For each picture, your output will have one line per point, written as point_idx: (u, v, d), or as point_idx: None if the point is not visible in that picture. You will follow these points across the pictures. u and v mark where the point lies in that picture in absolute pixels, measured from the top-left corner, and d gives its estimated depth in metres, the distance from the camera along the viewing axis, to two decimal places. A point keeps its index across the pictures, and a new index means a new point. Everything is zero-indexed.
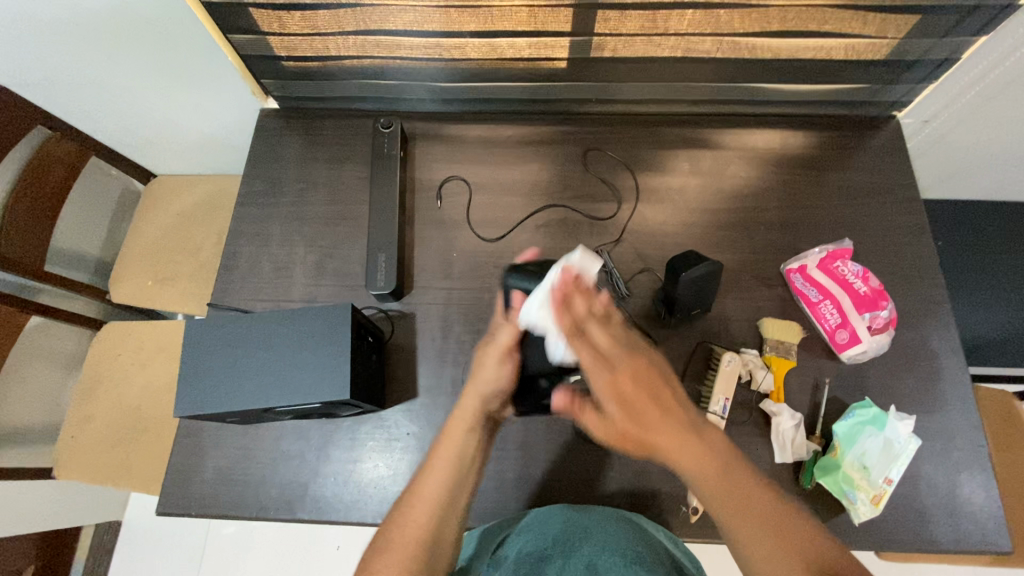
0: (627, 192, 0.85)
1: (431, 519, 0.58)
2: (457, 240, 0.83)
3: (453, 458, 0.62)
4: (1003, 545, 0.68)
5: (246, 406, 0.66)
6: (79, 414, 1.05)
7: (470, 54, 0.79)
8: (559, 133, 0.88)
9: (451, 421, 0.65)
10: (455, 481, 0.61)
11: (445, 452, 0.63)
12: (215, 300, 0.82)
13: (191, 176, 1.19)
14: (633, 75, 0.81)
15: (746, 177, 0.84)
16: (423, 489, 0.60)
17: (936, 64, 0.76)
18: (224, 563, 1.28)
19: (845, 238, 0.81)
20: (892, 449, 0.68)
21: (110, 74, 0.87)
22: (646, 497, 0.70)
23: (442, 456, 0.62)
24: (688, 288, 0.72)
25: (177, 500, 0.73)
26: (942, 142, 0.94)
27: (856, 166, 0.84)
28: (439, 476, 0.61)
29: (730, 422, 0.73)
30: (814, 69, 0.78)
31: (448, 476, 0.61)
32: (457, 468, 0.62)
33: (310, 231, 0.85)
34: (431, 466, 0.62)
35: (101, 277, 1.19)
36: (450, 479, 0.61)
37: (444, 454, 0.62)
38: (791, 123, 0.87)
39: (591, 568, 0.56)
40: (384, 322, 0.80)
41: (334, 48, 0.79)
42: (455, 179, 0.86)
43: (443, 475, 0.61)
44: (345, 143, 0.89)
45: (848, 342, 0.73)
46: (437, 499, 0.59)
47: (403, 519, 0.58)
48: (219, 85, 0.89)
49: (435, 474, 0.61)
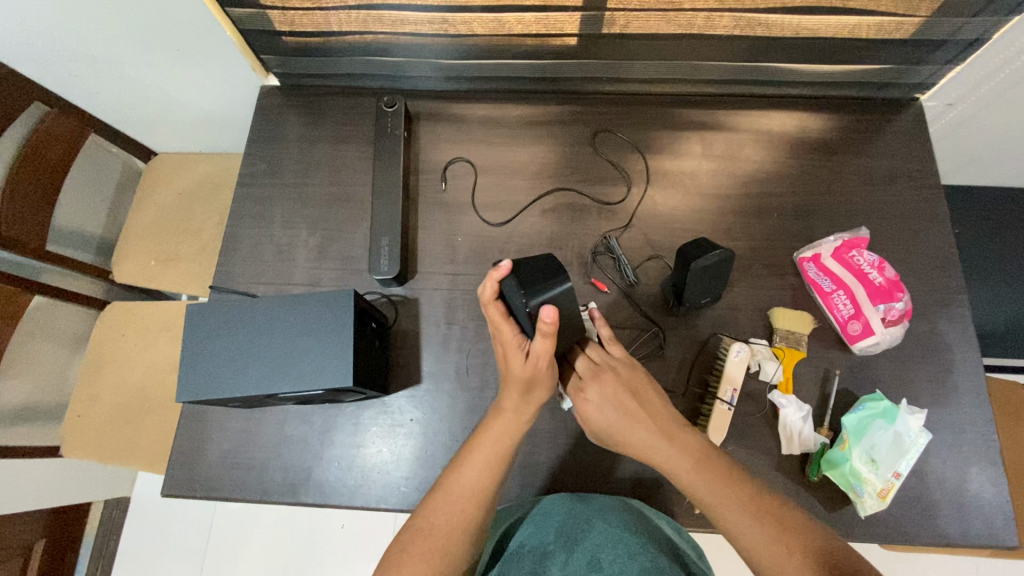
0: (637, 175, 0.82)
1: (476, 508, 0.59)
2: (462, 224, 0.81)
3: (497, 450, 0.62)
4: (1011, 540, 0.67)
5: (248, 391, 0.66)
6: (85, 393, 1.05)
7: (475, 29, 0.76)
8: (568, 113, 0.85)
9: (496, 413, 0.64)
10: (493, 473, 0.61)
11: (484, 445, 0.62)
12: (217, 283, 0.81)
13: (192, 154, 1.17)
14: (645, 54, 0.78)
15: (760, 162, 0.82)
16: (460, 481, 0.60)
17: (966, 44, 0.72)
18: (229, 539, 1.31)
19: (862, 226, 0.78)
20: (902, 444, 0.66)
21: (106, 51, 0.85)
22: (649, 486, 0.70)
23: (482, 449, 0.62)
24: (697, 277, 0.70)
25: (180, 482, 0.73)
26: (965, 125, 0.91)
27: (875, 150, 0.81)
28: (479, 468, 0.61)
29: (737, 413, 0.72)
30: (835, 47, 0.75)
31: (487, 468, 0.61)
32: (499, 462, 0.62)
33: (313, 213, 0.83)
34: (469, 459, 0.62)
35: (103, 256, 1.18)
36: (490, 470, 0.61)
37: (488, 443, 0.62)
38: (808, 105, 0.83)
39: (594, 563, 0.56)
40: (387, 307, 0.78)
41: (334, 23, 0.76)
42: (460, 161, 0.84)
43: (483, 467, 0.61)
44: (348, 121, 0.87)
45: (861, 333, 0.72)
46: (476, 489, 0.60)
47: (439, 510, 0.59)
48: (217, 63, 0.86)
49: (477, 462, 0.61)
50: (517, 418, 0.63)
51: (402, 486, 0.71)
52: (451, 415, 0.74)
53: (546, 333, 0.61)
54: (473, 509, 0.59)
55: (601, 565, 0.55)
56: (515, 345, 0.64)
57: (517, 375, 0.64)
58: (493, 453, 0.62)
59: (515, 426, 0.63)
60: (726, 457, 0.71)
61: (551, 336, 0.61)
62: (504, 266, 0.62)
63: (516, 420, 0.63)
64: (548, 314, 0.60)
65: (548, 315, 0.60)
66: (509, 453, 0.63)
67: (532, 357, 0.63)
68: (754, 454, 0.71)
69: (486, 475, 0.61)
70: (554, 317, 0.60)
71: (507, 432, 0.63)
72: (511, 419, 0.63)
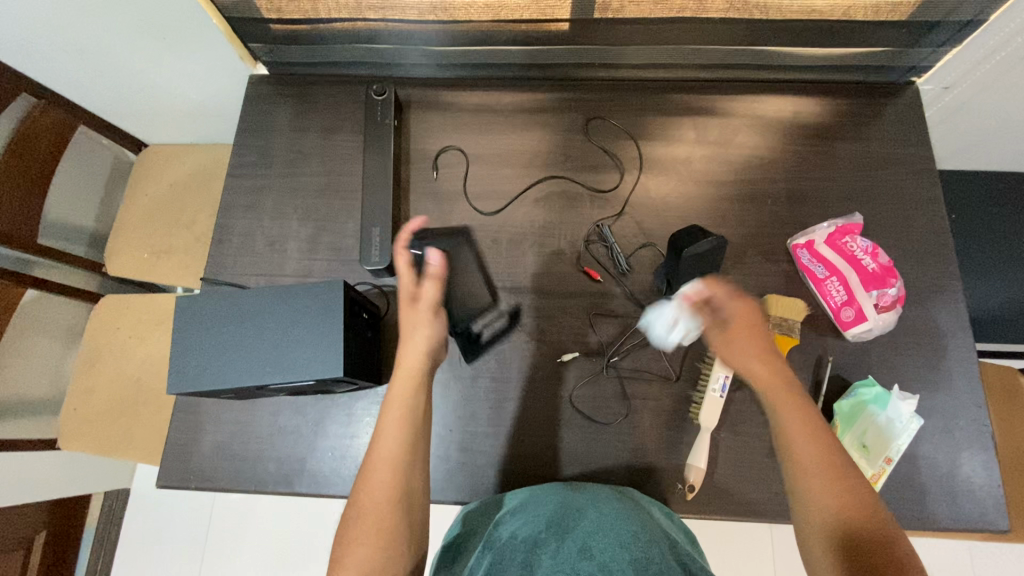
0: (630, 161, 0.81)
1: (395, 474, 0.61)
2: (454, 214, 0.81)
3: (403, 414, 0.65)
4: (1000, 524, 0.67)
5: (240, 383, 0.66)
6: (81, 386, 1.05)
7: (466, 15, 0.75)
8: (562, 99, 0.84)
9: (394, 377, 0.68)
10: (405, 439, 0.64)
11: (391, 414, 0.65)
12: (209, 275, 0.81)
13: (182, 146, 1.16)
14: (638, 38, 0.77)
15: (755, 148, 0.81)
16: (376, 453, 0.63)
17: (961, 25, 0.71)
18: (229, 529, 1.32)
19: (856, 212, 0.78)
20: (893, 428, 0.67)
21: (92, 42, 0.84)
22: (640, 473, 0.71)
23: (390, 415, 0.65)
24: (691, 263, 0.70)
25: (176, 473, 0.73)
26: (962, 109, 0.90)
27: (869, 135, 0.80)
28: (390, 435, 0.63)
29: (729, 401, 0.72)
30: (828, 30, 0.74)
31: (397, 433, 0.64)
32: (407, 428, 0.64)
33: (304, 204, 0.83)
34: (381, 431, 0.64)
35: (96, 249, 1.17)
36: (401, 433, 0.64)
37: (392, 409, 0.65)
38: (804, 89, 0.82)
39: (585, 550, 0.55)
40: (379, 298, 0.78)
41: (323, 9, 0.75)
42: (452, 149, 0.83)
43: (393, 433, 0.64)
44: (339, 109, 0.86)
45: (854, 320, 0.72)
46: (392, 458, 0.62)
47: (364, 488, 0.61)
48: (205, 53, 0.85)
49: (388, 430, 0.64)
50: (411, 377, 0.68)
51: None
52: (443, 405, 0.74)
53: (433, 275, 0.72)
54: (393, 477, 0.61)
55: (591, 552, 0.54)
56: (408, 302, 0.72)
57: (407, 318, 0.71)
58: (400, 420, 0.65)
59: (410, 381, 0.67)
60: (719, 444, 0.71)
61: (437, 279, 0.72)
62: (416, 220, 0.74)
63: (415, 378, 0.68)
64: (433, 255, 0.72)
65: (433, 257, 0.72)
66: (416, 416, 0.65)
67: (417, 299, 0.72)
68: (747, 441, 0.71)
69: (398, 441, 0.63)
70: (439, 261, 0.72)
71: (407, 394, 0.66)
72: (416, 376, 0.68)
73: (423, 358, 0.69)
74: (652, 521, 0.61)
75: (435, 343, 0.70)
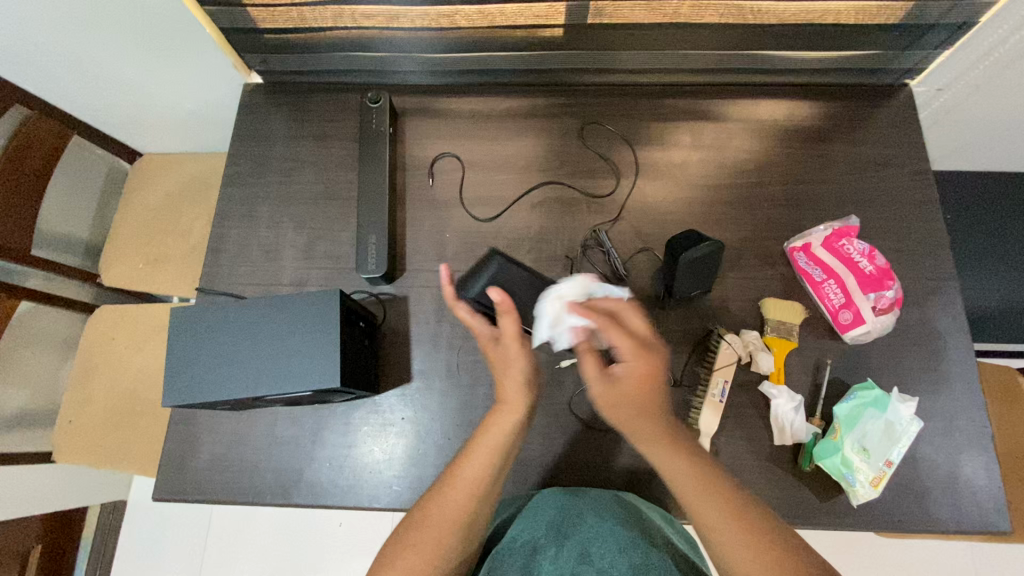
0: (626, 166, 0.81)
1: (469, 501, 0.59)
2: (450, 220, 0.80)
3: (496, 444, 0.61)
4: (1002, 526, 0.67)
5: (234, 395, 0.65)
6: (77, 396, 1.05)
7: (461, 21, 0.75)
8: (557, 106, 0.84)
9: (501, 405, 0.63)
10: (494, 471, 0.60)
11: (488, 438, 0.61)
12: (204, 285, 0.81)
13: (178, 154, 1.15)
14: (632, 43, 0.77)
15: (749, 151, 0.81)
16: (460, 472, 0.60)
17: (954, 28, 0.71)
18: (227, 539, 1.31)
19: (852, 215, 0.78)
20: (894, 432, 0.67)
21: (83, 53, 0.83)
22: (642, 478, 0.70)
23: (484, 442, 0.61)
24: (687, 269, 0.69)
25: (172, 485, 0.73)
26: (957, 110, 0.90)
27: (865, 137, 0.80)
28: (478, 463, 0.60)
29: (730, 406, 0.72)
30: (821, 35, 0.74)
31: (485, 459, 0.60)
32: (496, 461, 0.61)
33: (300, 212, 0.82)
34: (472, 453, 0.61)
35: (90, 259, 1.17)
36: (490, 464, 0.60)
37: (489, 436, 0.62)
38: (799, 92, 0.83)
39: (584, 556, 0.57)
40: (375, 306, 0.78)
41: (314, 18, 0.75)
42: (448, 156, 0.83)
43: (481, 462, 0.60)
44: (333, 118, 0.86)
45: (852, 322, 0.71)
46: (474, 481, 0.59)
47: (436, 500, 0.59)
48: (197, 62, 0.84)
49: (479, 455, 0.61)
50: (516, 408, 0.62)
51: (394, 484, 0.71)
52: (442, 412, 0.73)
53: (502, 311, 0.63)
54: (467, 500, 0.59)
55: (590, 559, 0.56)
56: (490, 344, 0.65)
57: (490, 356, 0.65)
58: (490, 448, 0.61)
59: (511, 413, 0.62)
60: (720, 449, 0.71)
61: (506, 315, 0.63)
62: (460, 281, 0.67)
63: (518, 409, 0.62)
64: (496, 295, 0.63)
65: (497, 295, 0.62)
66: (507, 451, 0.62)
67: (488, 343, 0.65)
68: (747, 446, 0.71)
69: (487, 469, 0.60)
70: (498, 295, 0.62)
71: (508, 427, 0.62)
72: (515, 407, 0.62)
73: (524, 391, 0.63)
74: (658, 529, 0.60)
75: (530, 382, 0.63)
